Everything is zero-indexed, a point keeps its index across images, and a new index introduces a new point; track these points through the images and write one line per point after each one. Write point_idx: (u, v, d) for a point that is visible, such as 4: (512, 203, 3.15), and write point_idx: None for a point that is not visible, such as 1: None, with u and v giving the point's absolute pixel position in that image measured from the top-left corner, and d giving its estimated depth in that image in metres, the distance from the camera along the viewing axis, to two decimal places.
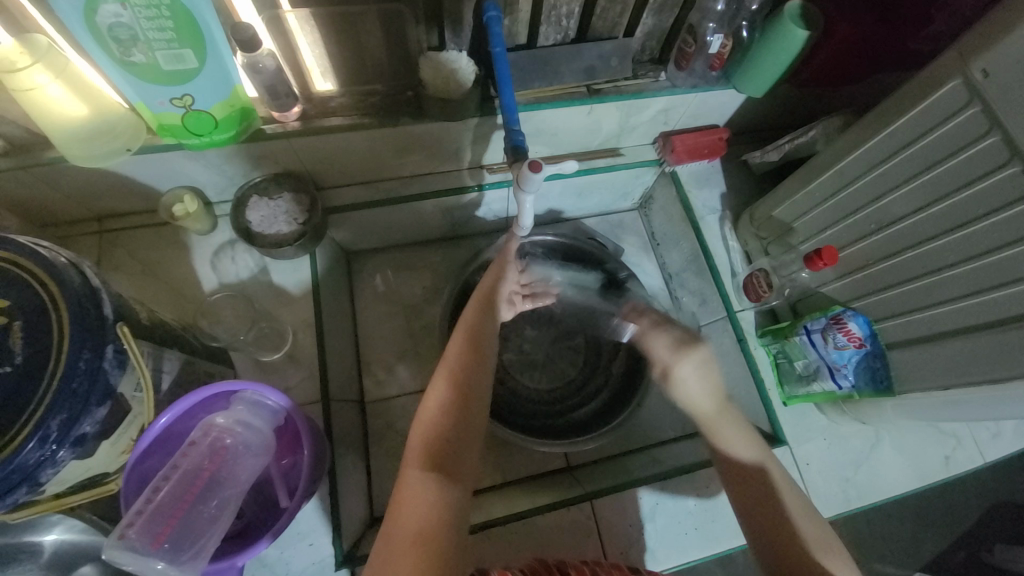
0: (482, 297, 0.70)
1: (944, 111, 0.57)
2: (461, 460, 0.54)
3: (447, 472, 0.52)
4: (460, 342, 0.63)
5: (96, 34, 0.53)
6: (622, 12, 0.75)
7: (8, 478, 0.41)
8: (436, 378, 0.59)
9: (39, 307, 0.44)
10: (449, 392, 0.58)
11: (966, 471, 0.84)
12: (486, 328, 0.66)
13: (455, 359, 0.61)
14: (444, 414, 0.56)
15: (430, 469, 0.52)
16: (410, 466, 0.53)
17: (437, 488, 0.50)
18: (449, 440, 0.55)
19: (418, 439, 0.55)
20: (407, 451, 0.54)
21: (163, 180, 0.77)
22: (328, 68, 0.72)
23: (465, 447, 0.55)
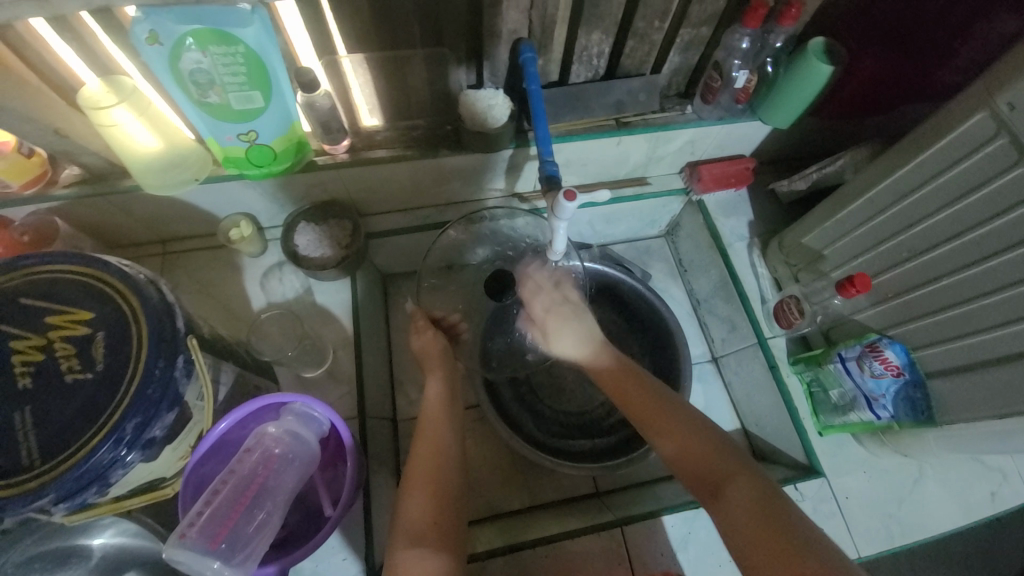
0: (445, 369, 0.76)
1: (972, 142, 0.58)
2: (450, 530, 0.60)
3: (434, 546, 0.57)
4: (431, 424, 0.70)
5: (179, 79, 0.60)
6: (650, 51, 0.80)
7: (83, 476, 0.45)
8: (420, 455, 0.66)
9: (121, 320, 0.49)
10: (436, 466, 0.65)
11: (1016, 507, 0.80)
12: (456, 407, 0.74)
13: (443, 435, 0.69)
14: (427, 488, 0.62)
15: (415, 547, 0.56)
16: (404, 539, 0.58)
17: (428, 560, 0.55)
18: (441, 513, 0.61)
19: (408, 516, 0.60)
20: (401, 525, 0.59)
21: (221, 207, 0.84)
22: (374, 105, 0.78)
23: (452, 520, 0.61)
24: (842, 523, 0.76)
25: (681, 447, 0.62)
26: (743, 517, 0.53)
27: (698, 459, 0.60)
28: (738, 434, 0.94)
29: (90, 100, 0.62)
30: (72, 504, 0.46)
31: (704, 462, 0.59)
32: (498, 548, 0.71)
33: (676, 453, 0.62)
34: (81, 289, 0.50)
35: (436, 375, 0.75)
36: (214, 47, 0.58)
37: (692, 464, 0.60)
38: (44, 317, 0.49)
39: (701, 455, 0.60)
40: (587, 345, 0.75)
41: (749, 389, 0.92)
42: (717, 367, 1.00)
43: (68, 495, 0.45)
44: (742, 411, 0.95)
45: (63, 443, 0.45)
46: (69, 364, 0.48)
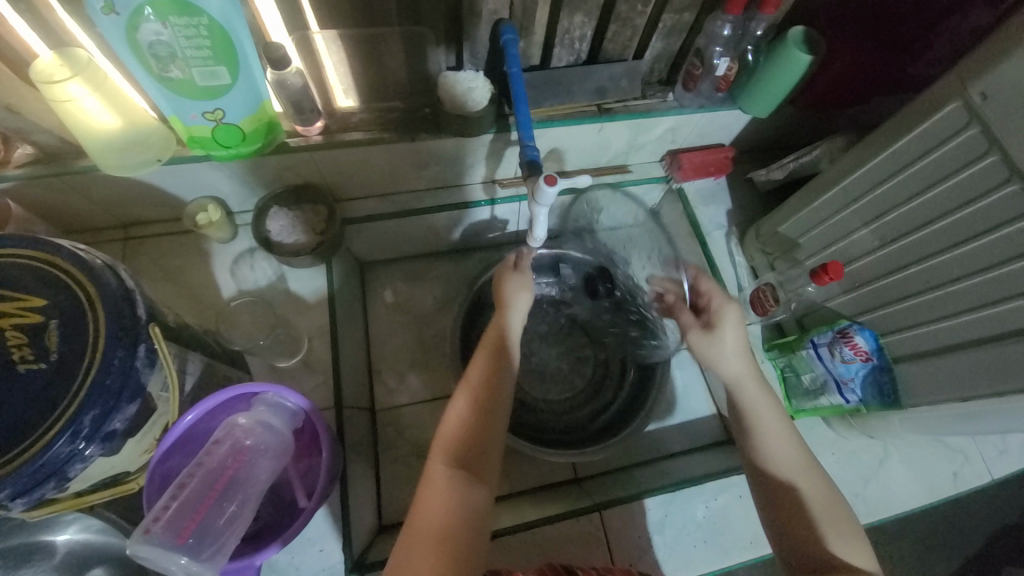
0: (513, 293, 0.70)
1: (944, 132, 0.59)
2: (485, 461, 0.56)
3: (473, 476, 0.54)
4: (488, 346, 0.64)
5: (137, 52, 0.56)
6: (632, 36, 0.79)
7: (38, 471, 0.42)
8: (466, 379, 0.61)
9: (77, 307, 0.46)
10: (489, 396, 0.59)
11: (976, 487, 0.84)
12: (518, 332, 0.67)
13: (487, 363, 0.62)
14: (478, 412, 0.58)
15: (455, 471, 0.54)
16: (440, 458, 0.55)
17: (462, 488, 0.53)
18: (477, 440, 0.57)
19: (452, 432, 0.57)
20: (439, 440, 0.57)
21: (188, 190, 0.80)
22: (350, 86, 0.75)
23: (489, 449, 0.57)
24: None
25: (778, 457, 0.60)
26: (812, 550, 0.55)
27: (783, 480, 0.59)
28: None
29: (41, 73, 0.58)
30: (28, 500, 0.44)
31: (785, 490, 0.58)
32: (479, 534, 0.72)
33: (773, 462, 0.60)
34: (33, 276, 0.47)
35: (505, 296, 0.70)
36: (175, 18, 0.55)
37: (781, 484, 0.59)
38: None
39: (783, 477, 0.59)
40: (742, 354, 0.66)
41: None
42: None
43: (25, 490, 0.43)
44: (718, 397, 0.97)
45: (14, 437, 0.43)
46: (20, 354, 0.45)
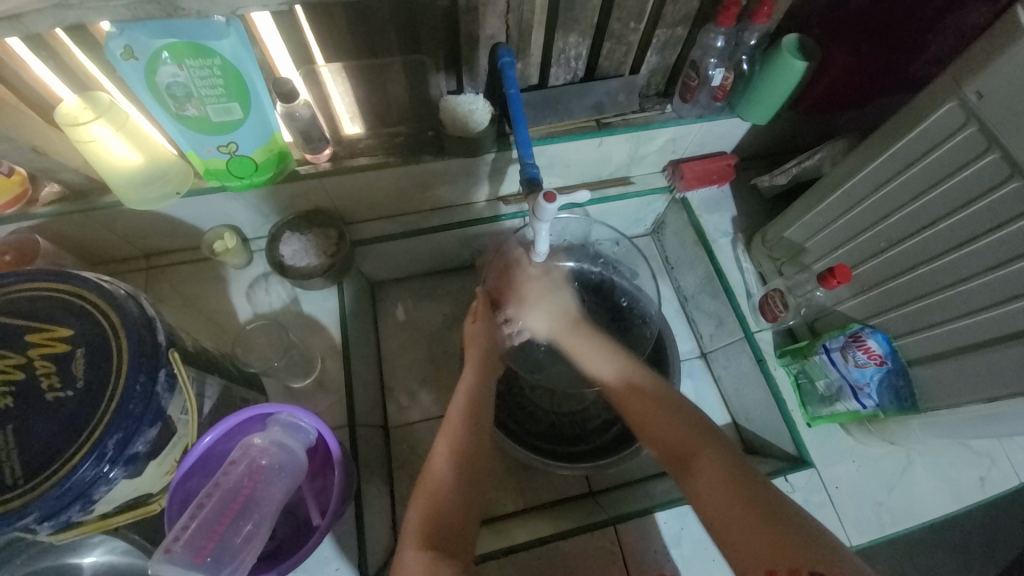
0: (480, 363, 0.74)
1: (942, 132, 0.59)
2: (454, 537, 0.58)
3: (444, 551, 0.56)
4: (454, 423, 0.68)
5: (156, 92, 0.60)
6: (627, 52, 0.81)
7: (66, 493, 0.44)
8: (431, 461, 0.64)
9: (102, 336, 0.49)
10: (448, 469, 0.63)
11: (1005, 492, 0.81)
12: (483, 398, 0.71)
13: (450, 437, 0.66)
14: (443, 486, 0.61)
15: (425, 550, 0.56)
16: (409, 543, 0.57)
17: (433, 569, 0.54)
18: (445, 519, 0.59)
19: (421, 517, 0.59)
20: (406, 526, 0.59)
21: (204, 219, 0.83)
22: (356, 113, 0.78)
23: (457, 523, 0.60)
24: (833, 514, 0.77)
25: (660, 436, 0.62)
26: (716, 496, 0.53)
27: (671, 440, 0.61)
28: (730, 428, 0.95)
29: (67, 116, 0.62)
30: (56, 523, 0.46)
31: (674, 442, 0.61)
32: (492, 551, 0.71)
33: (658, 439, 0.62)
34: (61, 306, 0.50)
35: (471, 367, 0.73)
36: (190, 61, 0.58)
37: (668, 443, 0.61)
38: (23, 335, 0.49)
39: (675, 432, 0.61)
40: (596, 347, 0.76)
41: (739, 383, 0.92)
42: (707, 363, 1.00)
43: (52, 513, 0.45)
44: (733, 405, 0.96)
45: (44, 461, 0.45)
46: (49, 382, 0.48)
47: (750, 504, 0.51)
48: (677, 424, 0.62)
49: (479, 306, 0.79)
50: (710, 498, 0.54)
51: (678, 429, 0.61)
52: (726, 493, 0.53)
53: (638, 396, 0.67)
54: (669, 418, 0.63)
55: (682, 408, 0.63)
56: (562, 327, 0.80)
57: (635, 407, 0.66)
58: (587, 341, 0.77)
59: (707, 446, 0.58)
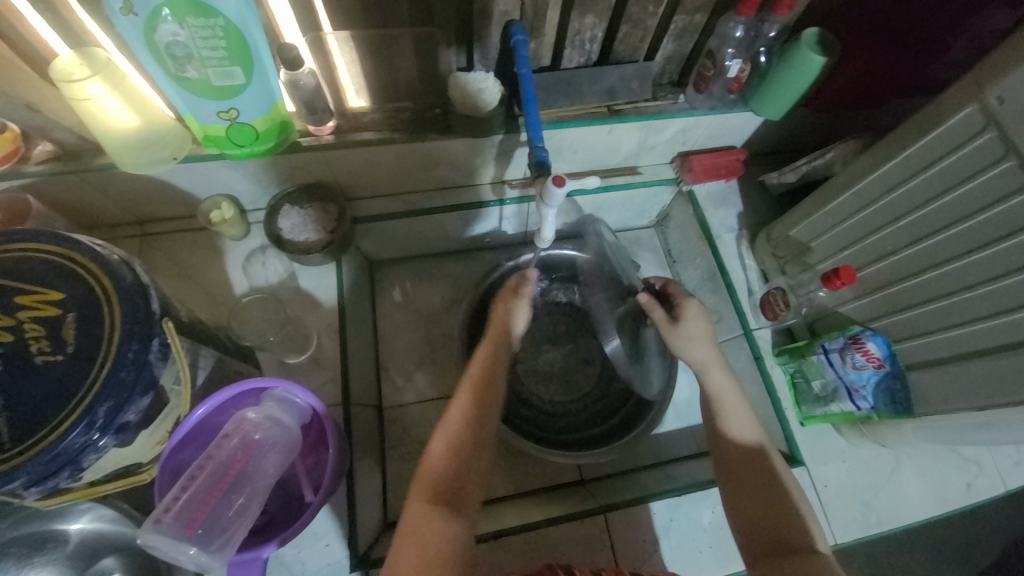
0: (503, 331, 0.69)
1: (960, 136, 0.58)
2: (465, 498, 0.55)
3: (452, 510, 0.53)
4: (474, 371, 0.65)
5: (155, 51, 0.57)
6: (644, 37, 0.79)
7: (54, 459, 0.44)
8: (448, 413, 0.60)
9: (93, 301, 0.47)
10: (467, 422, 0.59)
11: (989, 499, 0.82)
12: (494, 364, 0.65)
13: (472, 393, 0.62)
14: (461, 442, 0.58)
15: (434, 505, 0.52)
16: (417, 496, 0.54)
17: (440, 523, 0.51)
18: (461, 476, 0.55)
19: (431, 470, 0.55)
20: (421, 472, 0.56)
21: (202, 187, 0.81)
22: (362, 86, 0.76)
23: (470, 484, 0.56)
24: (821, 512, 0.78)
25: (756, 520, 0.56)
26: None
27: (767, 529, 0.55)
28: None
29: (61, 72, 0.59)
30: (43, 488, 0.45)
31: (774, 532, 0.54)
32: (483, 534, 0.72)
33: (751, 520, 0.56)
34: (51, 269, 0.48)
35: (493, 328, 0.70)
36: (191, 19, 0.56)
37: (760, 530, 0.55)
38: (12, 297, 0.47)
39: (772, 519, 0.55)
40: (745, 405, 0.63)
41: None
42: None
43: (40, 479, 0.44)
44: None
45: (31, 427, 0.44)
46: (38, 346, 0.46)
47: None
48: (791, 521, 0.54)
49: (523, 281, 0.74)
50: None
51: (784, 523, 0.54)
52: None
53: (745, 464, 0.59)
54: (771, 503, 0.56)
55: (794, 499, 0.56)
56: (718, 363, 0.66)
57: (740, 482, 0.59)
58: (741, 400, 0.63)
59: (813, 553, 0.51)
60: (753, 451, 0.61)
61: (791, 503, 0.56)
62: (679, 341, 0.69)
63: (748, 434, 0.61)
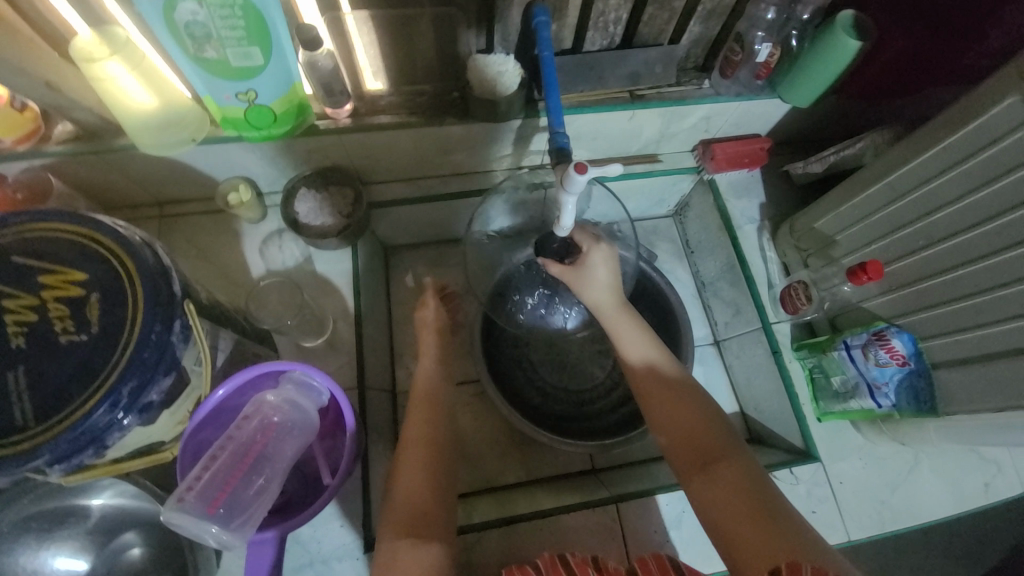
0: (436, 350, 0.82)
1: (1003, 127, 0.55)
2: (438, 517, 0.60)
3: (422, 534, 0.57)
4: (422, 396, 0.74)
5: (173, 31, 0.57)
6: (669, 19, 0.76)
7: (81, 436, 0.44)
8: (404, 453, 0.66)
9: (116, 282, 0.47)
10: (423, 446, 0.66)
11: (1009, 499, 0.80)
12: (436, 387, 0.76)
13: (424, 420, 0.70)
14: (419, 462, 0.64)
15: (405, 535, 0.57)
16: (390, 532, 0.57)
17: (417, 551, 0.55)
18: (426, 501, 0.61)
19: (402, 501, 0.60)
20: (388, 508, 0.60)
21: (219, 170, 0.81)
22: (379, 68, 0.75)
23: (439, 503, 0.61)
24: (834, 508, 0.77)
25: (676, 431, 0.61)
26: (727, 498, 0.54)
27: (694, 441, 0.59)
28: (736, 416, 0.95)
29: (82, 51, 0.59)
30: (69, 464, 0.46)
31: (699, 443, 0.59)
32: (495, 520, 0.72)
33: (672, 433, 0.61)
34: (74, 249, 0.49)
35: (427, 351, 0.81)
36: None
37: (686, 444, 0.60)
38: (37, 276, 0.48)
39: (695, 430, 0.60)
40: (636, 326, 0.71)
41: (750, 373, 0.91)
42: (719, 351, 0.99)
43: (65, 455, 0.45)
44: (741, 395, 0.95)
45: (58, 404, 0.44)
46: (63, 325, 0.47)
47: (761, 508, 0.52)
48: (709, 428, 0.60)
49: (428, 291, 0.86)
50: (717, 497, 0.54)
51: (697, 428, 0.60)
52: (741, 501, 0.53)
53: (660, 387, 0.65)
54: (690, 415, 0.62)
55: (702, 402, 0.63)
56: (612, 305, 0.72)
57: (658, 397, 0.64)
58: (633, 322, 0.71)
59: (731, 454, 0.57)
60: (677, 380, 0.65)
61: (707, 411, 0.61)
62: (583, 288, 0.74)
63: (648, 358, 0.68)
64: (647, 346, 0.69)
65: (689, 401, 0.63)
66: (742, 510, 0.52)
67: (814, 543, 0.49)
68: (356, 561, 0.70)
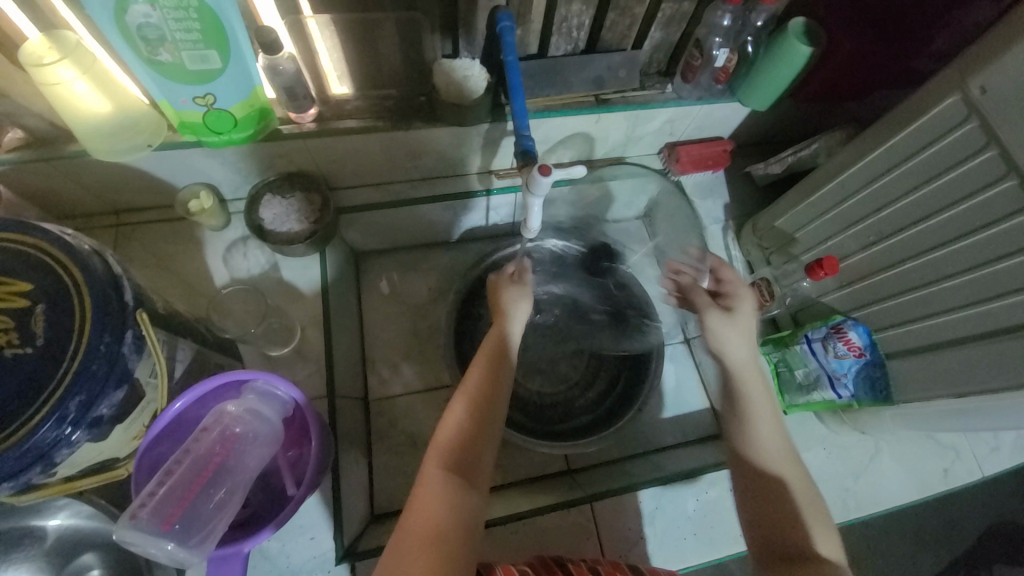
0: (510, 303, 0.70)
1: (942, 127, 0.59)
2: (480, 468, 0.55)
3: (464, 480, 0.53)
4: (489, 350, 0.64)
5: (125, 33, 0.55)
6: (631, 25, 0.78)
7: (24, 455, 0.42)
8: (454, 401, 0.58)
9: (63, 292, 0.46)
10: (483, 397, 0.59)
11: (966, 484, 0.84)
12: (511, 342, 0.66)
13: (483, 365, 0.62)
14: (476, 403, 0.58)
15: (449, 476, 0.52)
16: (432, 467, 0.53)
17: (457, 494, 0.51)
18: (471, 443, 0.56)
19: (447, 437, 0.56)
20: (432, 447, 0.56)
21: (180, 176, 0.79)
22: (344, 72, 0.74)
23: (483, 454, 0.56)
24: None
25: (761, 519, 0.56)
26: None
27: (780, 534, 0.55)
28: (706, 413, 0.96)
29: (30, 55, 0.57)
30: (14, 484, 0.44)
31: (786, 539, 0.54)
32: None
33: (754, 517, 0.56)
34: (18, 259, 0.47)
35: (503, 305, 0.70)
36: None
37: (773, 535, 0.55)
38: None
39: (785, 528, 0.54)
40: (769, 408, 0.61)
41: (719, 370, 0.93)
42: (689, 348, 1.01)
43: (8, 475, 0.43)
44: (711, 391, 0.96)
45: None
46: (6, 338, 0.45)
47: None
48: (804, 529, 0.54)
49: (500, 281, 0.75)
50: None
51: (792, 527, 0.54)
52: None
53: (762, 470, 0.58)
54: (776, 505, 0.56)
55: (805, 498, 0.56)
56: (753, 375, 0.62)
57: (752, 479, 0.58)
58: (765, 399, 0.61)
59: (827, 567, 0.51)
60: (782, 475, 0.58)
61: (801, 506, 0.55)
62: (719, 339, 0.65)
63: (769, 441, 0.59)
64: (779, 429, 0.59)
65: (789, 492, 0.57)
66: None
67: None
68: (328, 572, 0.69)
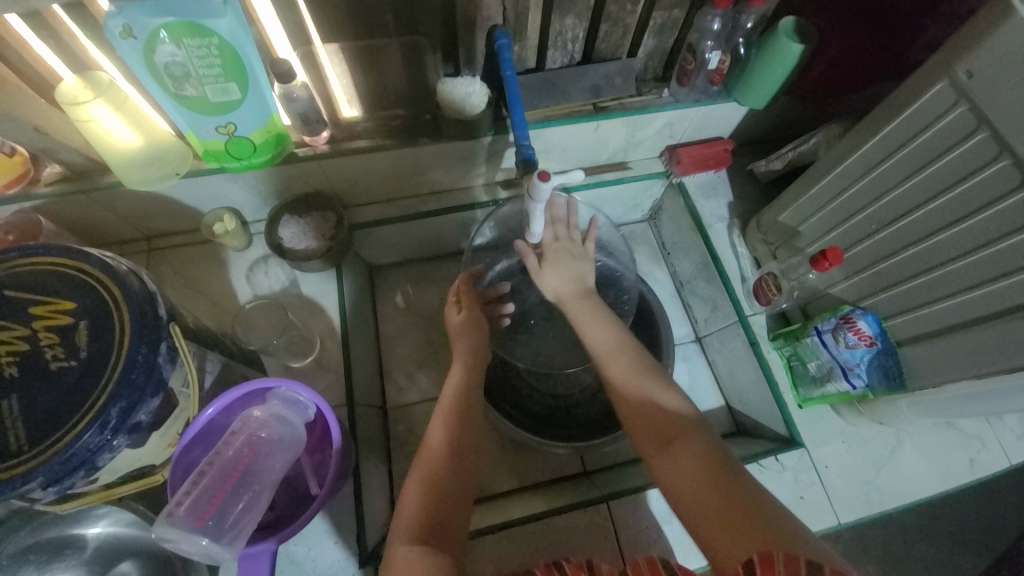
0: (467, 356, 0.74)
1: (934, 112, 0.59)
2: (448, 528, 0.57)
3: (435, 545, 0.55)
4: (446, 410, 0.68)
5: (154, 72, 0.60)
6: (624, 35, 0.81)
7: (71, 459, 0.46)
8: (418, 464, 0.62)
9: (104, 309, 0.50)
10: (442, 459, 0.62)
11: (994, 473, 0.82)
12: (469, 399, 0.69)
13: (443, 426, 0.66)
14: (435, 464, 0.62)
15: (418, 544, 0.54)
16: (401, 539, 0.55)
17: (430, 560, 0.53)
18: (437, 507, 0.58)
19: (413, 510, 0.58)
20: (399, 520, 0.57)
21: (204, 201, 0.84)
22: (353, 95, 0.79)
23: (449, 514, 0.59)
24: (821, 492, 0.79)
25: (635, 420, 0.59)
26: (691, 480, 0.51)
27: (652, 421, 0.58)
28: (722, 410, 0.96)
29: (68, 96, 0.62)
30: (61, 488, 0.47)
31: (658, 423, 0.57)
32: (488, 527, 0.73)
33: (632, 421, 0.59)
34: (62, 280, 0.51)
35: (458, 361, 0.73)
36: (188, 40, 0.58)
37: (648, 421, 0.58)
38: (27, 308, 0.50)
39: (653, 415, 0.58)
40: (597, 323, 0.70)
41: (732, 366, 0.93)
42: (701, 347, 1.01)
43: (57, 478, 0.46)
44: (726, 388, 0.97)
45: (50, 428, 0.46)
46: (53, 353, 0.49)
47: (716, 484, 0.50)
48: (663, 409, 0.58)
49: (463, 290, 0.81)
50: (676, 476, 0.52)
51: (655, 411, 0.58)
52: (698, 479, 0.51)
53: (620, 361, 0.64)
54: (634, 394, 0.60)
55: (656, 382, 0.61)
56: (586, 313, 0.71)
57: (616, 382, 0.63)
58: (589, 310, 0.71)
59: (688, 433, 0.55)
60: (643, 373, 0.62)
61: (658, 394, 0.60)
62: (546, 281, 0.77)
63: (607, 348, 0.67)
64: (610, 336, 0.68)
65: (641, 379, 0.62)
66: (704, 493, 0.50)
67: (777, 524, 0.46)
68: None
